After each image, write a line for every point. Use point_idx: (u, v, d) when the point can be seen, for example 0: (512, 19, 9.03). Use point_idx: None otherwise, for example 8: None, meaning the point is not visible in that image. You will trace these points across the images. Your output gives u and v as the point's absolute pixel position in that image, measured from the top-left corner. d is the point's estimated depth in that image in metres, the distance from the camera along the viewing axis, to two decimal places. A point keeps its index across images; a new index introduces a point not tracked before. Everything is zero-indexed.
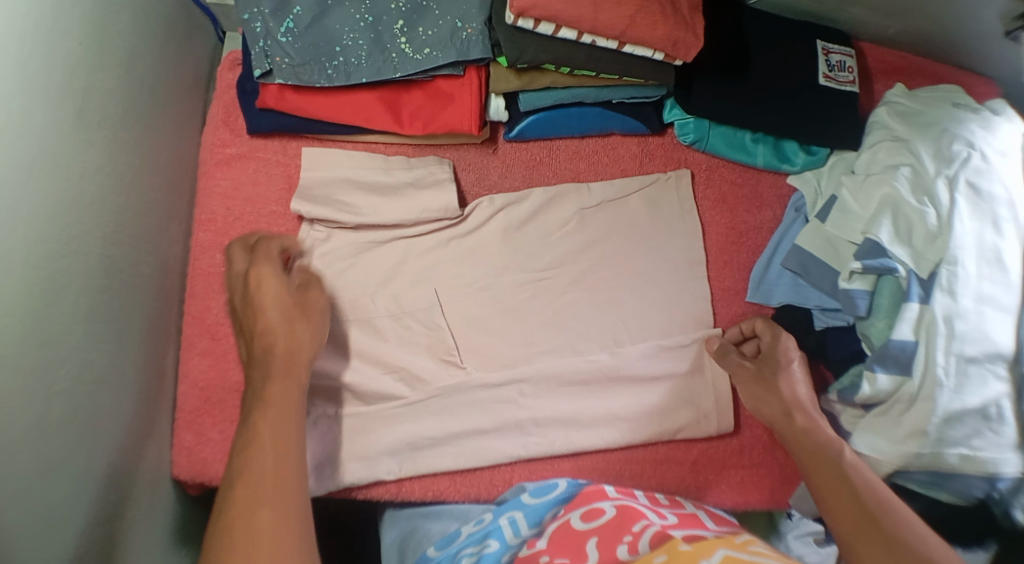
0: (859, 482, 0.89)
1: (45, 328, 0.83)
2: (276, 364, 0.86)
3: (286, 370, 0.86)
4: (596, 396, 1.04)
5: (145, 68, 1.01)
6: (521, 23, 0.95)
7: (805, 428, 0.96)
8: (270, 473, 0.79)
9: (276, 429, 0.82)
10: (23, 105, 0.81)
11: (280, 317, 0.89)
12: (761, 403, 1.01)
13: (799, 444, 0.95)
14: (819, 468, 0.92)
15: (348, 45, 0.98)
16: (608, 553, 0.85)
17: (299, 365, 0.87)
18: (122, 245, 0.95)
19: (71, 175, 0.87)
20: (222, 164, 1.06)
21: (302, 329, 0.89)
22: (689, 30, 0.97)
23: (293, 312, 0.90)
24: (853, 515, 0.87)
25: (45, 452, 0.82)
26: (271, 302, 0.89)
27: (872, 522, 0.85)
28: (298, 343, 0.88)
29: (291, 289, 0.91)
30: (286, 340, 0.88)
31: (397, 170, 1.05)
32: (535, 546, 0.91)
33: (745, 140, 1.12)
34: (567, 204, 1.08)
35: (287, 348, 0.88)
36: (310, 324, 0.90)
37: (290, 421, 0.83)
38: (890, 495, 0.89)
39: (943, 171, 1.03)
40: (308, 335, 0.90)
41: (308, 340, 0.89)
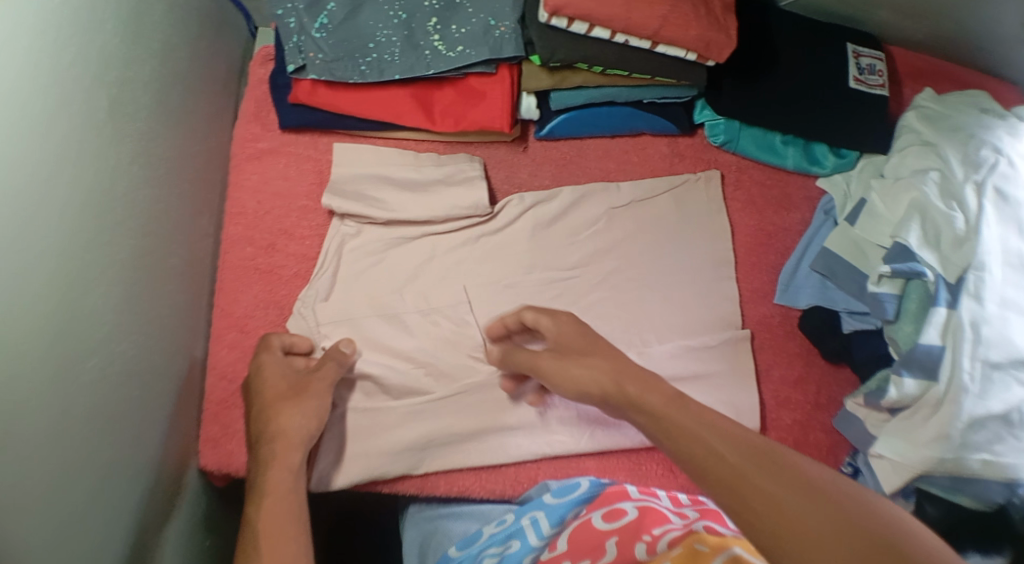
0: (803, 473, 0.71)
1: (77, 320, 0.83)
2: (276, 448, 0.88)
3: (286, 451, 0.88)
4: (470, 396, 1.00)
5: (177, 62, 1.01)
6: (555, 21, 0.96)
7: (639, 394, 0.80)
8: (280, 529, 0.83)
9: (273, 522, 0.83)
10: (57, 96, 0.81)
11: (274, 408, 0.90)
12: (550, 363, 0.87)
13: (638, 412, 0.80)
14: (689, 431, 0.76)
15: (381, 42, 0.99)
16: (626, 551, 0.90)
17: (296, 448, 0.89)
18: (153, 239, 0.95)
19: (105, 166, 0.87)
20: (252, 158, 1.07)
21: (294, 412, 0.90)
22: (722, 31, 0.97)
23: (284, 399, 0.91)
24: (747, 470, 0.72)
25: (74, 445, 0.82)
26: (271, 396, 0.91)
27: (784, 475, 0.71)
28: (289, 426, 0.89)
29: (288, 378, 0.93)
30: (278, 429, 0.89)
31: (427, 167, 1.05)
32: (557, 551, 0.94)
33: (774, 142, 1.13)
34: (596, 203, 1.08)
35: (284, 431, 0.89)
36: (307, 406, 0.91)
37: (287, 512, 0.84)
38: (844, 496, 0.69)
39: (971, 176, 1.02)
40: (299, 415, 0.90)
41: (303, 421, 0.90)
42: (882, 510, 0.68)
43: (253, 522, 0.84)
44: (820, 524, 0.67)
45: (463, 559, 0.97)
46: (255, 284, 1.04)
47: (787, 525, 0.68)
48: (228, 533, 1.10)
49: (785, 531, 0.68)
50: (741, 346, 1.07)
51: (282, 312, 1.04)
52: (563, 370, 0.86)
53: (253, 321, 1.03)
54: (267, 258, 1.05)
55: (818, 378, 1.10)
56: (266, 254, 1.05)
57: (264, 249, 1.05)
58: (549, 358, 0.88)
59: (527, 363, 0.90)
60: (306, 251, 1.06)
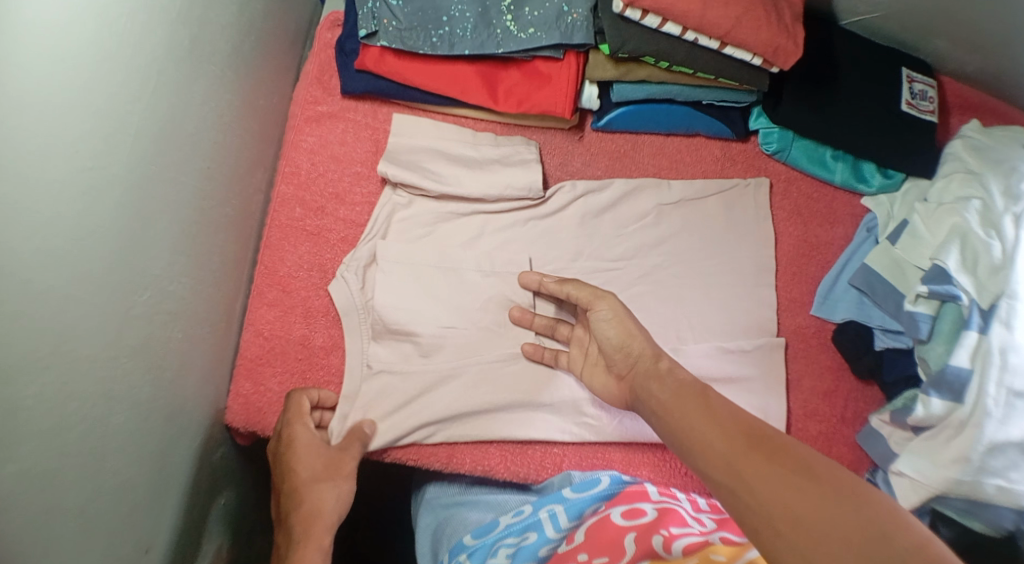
0: (796, 458, 0.74)
1: (133, 252, 0.83)
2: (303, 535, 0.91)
3: (313, 539, 0.91)
4: (509, 366, 1.02)
5: (251, 17, 1.02)
6: (628, 12, 0.97)
7: (669, 367, 0.87)
8: None
9: None
10: (148, 28, 0.82)
11: (305, 498, 0.93)
12: (610, 304, 0.94)
13: (661, 383, 0.86)
14: (694, 413, 0.81)
15: (455, 16, 1.02)
16: (644, 548, 0.89)
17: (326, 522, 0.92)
18: (210, 184, 0.96)
19: (177, 105, 0.88)
20: (311, 120, 1.08)
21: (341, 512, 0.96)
22: (790, 38, 0.99)
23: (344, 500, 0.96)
24: (741, 444, 0.77)
25: (117, 375, 0.82)
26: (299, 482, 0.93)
27: (771, 449, 0.76)
28: (324, 506, 0.93)
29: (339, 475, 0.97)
30: (310, 508, 0.92)
31: (484, 146, 1.07)
32: (574, 543, 0.93)
33: (826, 156, 1.14)
34: (646, 198, 1.10)
35: (315, 505, 0.92)
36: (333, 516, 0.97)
37: None
38: (831, 478, 0.72)
39: (1011, 208, 1.03)
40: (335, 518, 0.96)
41: (332, 493, 0.94)
42: (853, 477, 0.72)
43: None
44: (801, 491, 0.72)
45: (477, 549, 0.97)
46: (302, 244, 1.05)
47: (772, 494, 0.72)
48: (244, 491, 1.10)
49: (777, 517, 0.71)
50: (775, 353, 1.08)
51: (326, 275, 1.04)
52: (619, 315, 0.93)
53: (296, 280, 1.04)
54: (315, 220, 1.06)
55: (846, 393, 1.10)
56: (315, 216, 1.06)
57: (313, 211, 1.06)
58: (611, 302, 0.94)
59: (586, 294, 0.95)
60: (355, 218, 1.06)
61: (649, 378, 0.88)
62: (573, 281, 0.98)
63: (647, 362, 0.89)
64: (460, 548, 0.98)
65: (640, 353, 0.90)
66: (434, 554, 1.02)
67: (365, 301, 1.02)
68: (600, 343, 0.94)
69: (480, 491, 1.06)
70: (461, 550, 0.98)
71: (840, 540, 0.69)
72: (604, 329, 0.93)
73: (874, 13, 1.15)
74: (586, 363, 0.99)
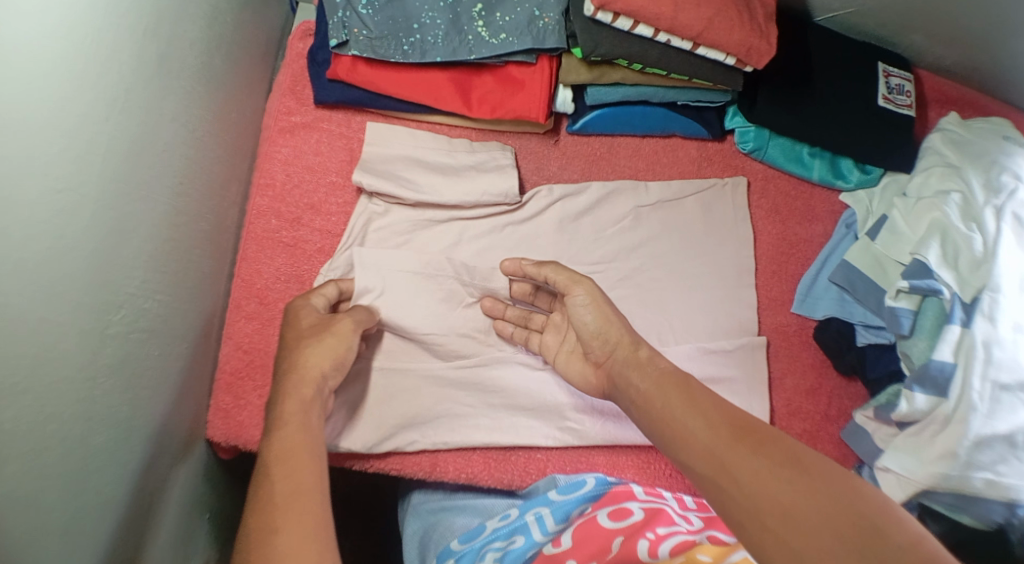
0: (783, 452, 0.74)
1: (107, 271, 0.83)
2: (293, 382, 0.85)
3: (301, 387, 0.84)
4: (488, 370, 1.02)
5: (221, 30, 1.02)
6: (600, 16, 0.97)
7: (648, 355, 0.86)
8: (295, 446, 0.79)
9: (296, 438, 0.80)
10: (115, 45, 0.82)
11: (303, 343, 0.88)
12: (587, 288, 0.93)
13: (641, 371, 0.85)
14: (680, 404, 0.80)
15: (426, 23, 1.01)
16: (630, 549, 0.88)
17: (314, 386, 0.85)
18: (185, 199, 0.95)
19: (148, 120, 0.87)
20: (285, 131, 1.08)
21: (317, 350, 0.87)
22: (763, 38, 0.98)
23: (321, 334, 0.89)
24: (729, 437, 0.76)
25: (94, 397, 0.81)
26: (295, 337, 0.89)
27: (760, 442, 0.75)
28: (310, 362, 0.86)
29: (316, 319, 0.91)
30: (298, 361, 0.86)
31: (460, 153, 1.07)
32: (561, 546, 0.93)
33: (802, 153, 1.14)
34: (624, 200, 1.09)
35: (306, 368, 0.86)
36: (330, 344, 0.88)
37: (306, 428, 0.81)
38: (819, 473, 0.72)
39: (991, 201, 1.03)
40: (318, 352, 0.87)
41: (327, 363, 0.87)
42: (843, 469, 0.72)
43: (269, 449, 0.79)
44: (794, 486, 0.71)
45: (464, 553, 0.96)
46: (279, 256, 1.04)
47: (764, 491, 0.72)
48: (229, 505, 1.10)
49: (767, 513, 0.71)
50: (757, 352, 1.07)
51: (304, 286, 1.04)
52: (595, 299, 0.92)
53: (274, 293, 1.03)
54: (292, 232, 1.05)
55: (830, 390, 1.10)
56: (291, 228, 1.05)
57: (290, 222, 1.06)
58: (589, 286, 0.93)
59: (564, 278, 0.94)
60: (332, 228, 1.06)
61: (627, 366, 0.87)
62: (551, 262, 0.97)
63: (625, 349, 0.88)
64: (447, 554, 0.97)
65: (618, 340, 0.89)
66: (422, 557, 1.01)
67: None
68: (577, 328, 0.93)
69: (467, 495, 1.05)
70: (448, 555, 0.97)
71: (837, 535, 0.68)
72: (581, 314, 0.93)
73: (849, 8, 1.15)
74: (563, 351, 0.99)
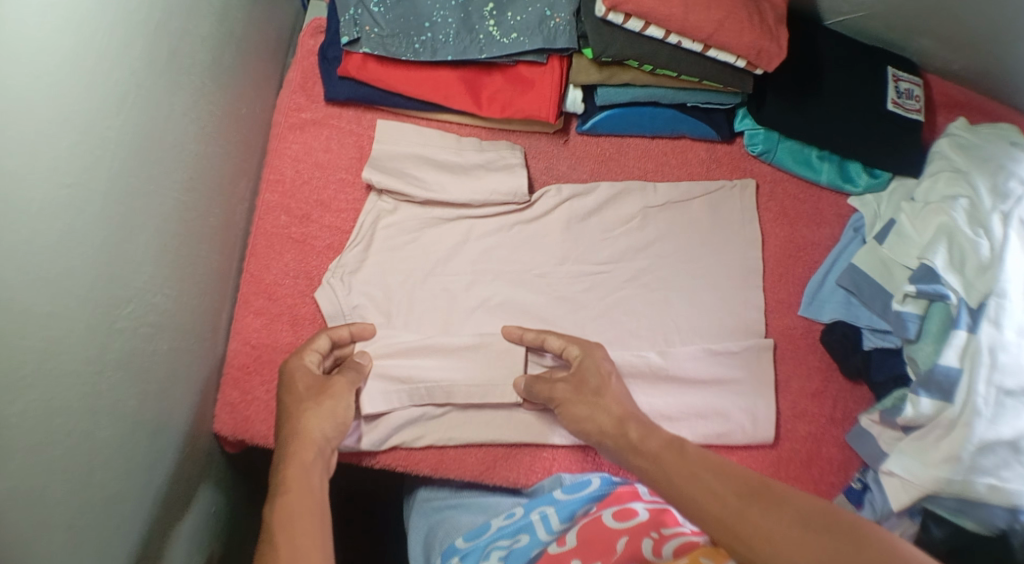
0: (789, 504, 0.75)
1: (117, 264, 0.83)
2: (294, 446, 0.86)
3: (300, 451, 0.86)
4: None
5: (232, 26, 1.02)
6: (611, 16, 0.97)
7: (640, 437, 0.86)
8: (297, 513, 0.81)
9: (298, 504, 0.81)
10: (126, 40, 0.82)
11: (302, 406, 0.89)
12: (563, 395, 0.93)
13: (638, 452, 0.85)
14: (680, 473, 0.81)
15: (437, 22, 1.02)
16: (634, 549, 0.88)
17: (318, 446, 0.87)
18: (193, 194, 0.95)
19: (158, 115, 0.88)
20: (295, 128, 1.08)
21: (316, 416, 0.89)
22: (774, 40, 0.98)
23: (314, 399, 0.90)
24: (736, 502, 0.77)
25: (102, 388, 0.82)
26: (294, 401, 0.90)
27: (767, 498, 0.76)
28: (318, 422, 0.88)
29: (311, 379, 0.92)
30: (300, 427, 0.88)
31: (468, 151, 1.07)
32: (565, 545, 0.93)
33: (811, 156, 1.14)
34: (632, 201, 1.10)
35: (305, 433, 0.87)
36: (328, 408, 0.90)
37: (309, 495, 0.83)
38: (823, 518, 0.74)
39: (998, 206, 1.03)
40: (315, 417, 0.89)
41: (325, 427, 0.89)
42: (854, 516, 0.73)
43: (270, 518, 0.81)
44: (808, 536, 0.73)
45: (469, 551, 0.97)
46: (288, 252, 1.04)
47: (773, 548, 0.73)
48: (235, 499, 1.10)
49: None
50: (763, 354, 1.07)
51: (312, 283, 1.04)
52: (572, 401, 0.92)
53: (282, 288, 1.03)
54: (301, 228, 1.05)
55: (835, 394, 1.10)
56: (300, 224, 1.05)
57: (299, 218, 1.06)
58: (566, 386, 0.93)
59: (544, 387, 0.95)
60: (341, 224, 1.06)
61: (622, 451, 0.87)
62: (549, 333, 0.98)
63: (616, 436, 0.88)
64: (451, 552, 0.98)
65: (604, 426, 0.89)
66: (426, 556, 1.01)
67: (350, 307, 1.02)
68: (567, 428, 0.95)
69: (473, 493, 1.06)
70: (452, 554, 0.98)
71: None
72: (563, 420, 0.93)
73: (858, 12, 1.15)
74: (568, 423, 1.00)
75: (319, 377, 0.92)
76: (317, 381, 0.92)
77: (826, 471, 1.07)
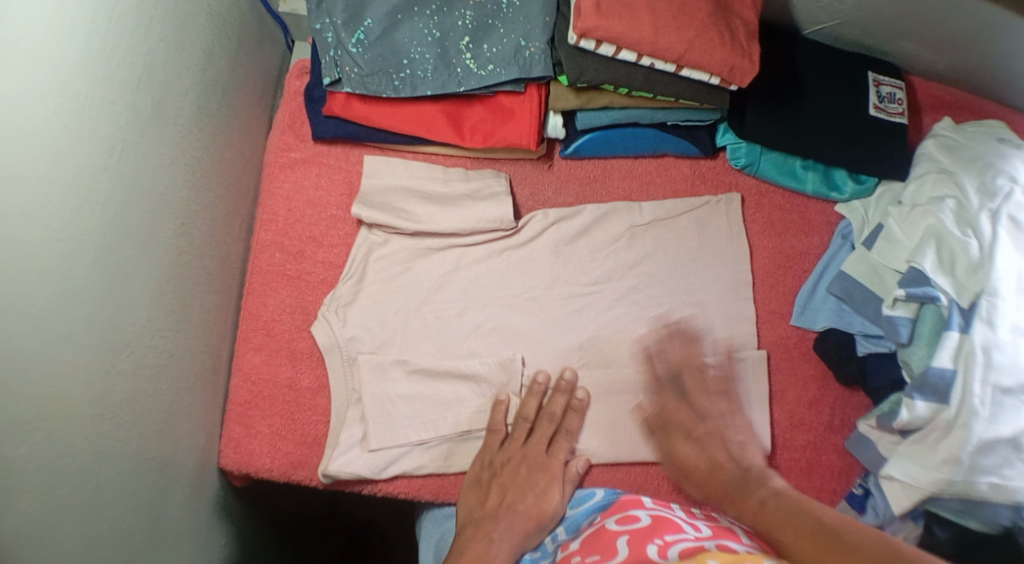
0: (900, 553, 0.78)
1: (114, 311, 0.86)
2: (502, 500, 0.98)
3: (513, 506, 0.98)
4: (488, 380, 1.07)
5: (217, 73, 1.06)
6: (583, 43, 0.98)
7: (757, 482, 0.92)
8: None
9: None
10: (112, 99, 0.86)
11: (522, 493, 0.99)
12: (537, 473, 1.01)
13: (742, 505, 0.90)
14: (783, 514, 0.86)
15: (415, 58, 1.03)
16: (637, 552, 0.85)
17: (544, 518, 0.98)
18: (187, 238, 0.99)
19: (145, 166, 0.91)
20: (285, 167, 1.11)
21: (552, 494, 0.99)
22: (746, 56, 0.99)
23: (530, 478, 1.00)
24: (807, 536, 0.82)
25: (105, 430, 0.85)
26: (503, 479, 1.00)
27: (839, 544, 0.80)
28: (542, 506, 0.99)
29: (539, 460, 1.01)
30: (507, 503, 0.98)
31: (455, 181, 1.09)
32: (568, 549, 0.93)
33: (796, 166, 1.15)
34: (618, 221, 1.12)
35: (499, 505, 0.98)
36: (549, 489, 1.00)
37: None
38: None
39: (986, 205, 1.03)
40: (537, 501, 0.99)
41: (553, 498, 0.99)
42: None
43: None
44: None
45: None
46: (284, 289, 1.07)
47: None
48: (246, 530, 1.14)
49: None
50: (757, 365, 1.09)
51: (309, 318, 1.07)
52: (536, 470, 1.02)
53: (280, 325, 1.06)
54: (295, 265, 1.08)
55: (832, 401, 1.11)
56: (294, 261, 1.08)
57: (293, 255, 1.09)
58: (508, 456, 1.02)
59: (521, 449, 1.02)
60: (334, 260, 1.09)
61: (734, 491, 0.92)
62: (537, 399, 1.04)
63: (735, 483, 0.93)
64: None
65: (709, 462, 0.97)
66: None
67: (346, 340, 1.04)
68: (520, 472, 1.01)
69: None
70: None
71: None
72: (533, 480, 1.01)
73: (835, 20, 1.15)
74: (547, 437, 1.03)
75: (519, 461, 1.01)
76: (529, 466, 1.01)
77: (827, 479, 1.08)
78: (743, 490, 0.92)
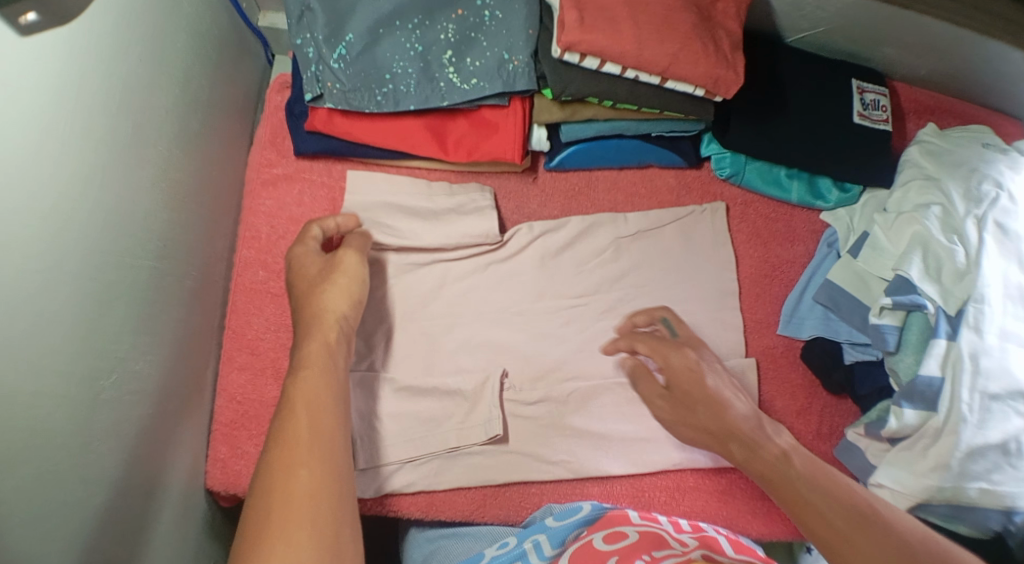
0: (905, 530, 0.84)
1: (100, 337, 0.85)
2: (307, 337, 0.92)
3: (320, 334, 0.92)
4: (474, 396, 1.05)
5: (197, 90, 1.04)
6: (567, 57, 0.98)
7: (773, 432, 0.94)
8: (303, 437, 0.82)
9: (312, 394, 0.86)
10: (91, 122, 0.84)
11: (315, 290, 0.95)
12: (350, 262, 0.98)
13: (754, 456, 0.92)
14: (811, 486, 0.88)
15: (398, 73, 1.02)
16: None
17: (336, 329, 0.93)
18: (169, 259, 0.97)
19: (126, 188, 0.89)
20: (267, 184, 1.10)
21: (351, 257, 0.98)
22: (730, 68, 0.99)
23: (318, 281, 0.96)
24: (841, 516, 0.84)
25: (92, 459, 0.84)
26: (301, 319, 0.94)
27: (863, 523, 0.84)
28: (325, 312, 0.94)
29: (317, 262, 0.98)
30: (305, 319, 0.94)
31: (439, 196, 1.08)
32: None
33: (779, 175, 1.15)
34: (603, 233, 1.11)
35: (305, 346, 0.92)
36: (341, 284, 0.96)
37: (323, 388, 0.87)
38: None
39: (971, 211, 1.04)
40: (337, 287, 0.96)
41: (342, 303, 0.95)
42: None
43: (284, 430, 0.84)
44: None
45: None
46: (268, 307, 1.06)
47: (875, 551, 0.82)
48: None
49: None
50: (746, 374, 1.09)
51: None
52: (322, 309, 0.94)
53: (264, 343, 1.05)
54: (279, 282, 1.07)
55: (820, 409, 1.11)
56: (278, 279, 1.07)
57: (276, 272, 1.08)
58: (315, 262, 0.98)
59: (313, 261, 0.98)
60: None
61: (753, 444, 0.93)
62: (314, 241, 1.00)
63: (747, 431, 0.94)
64: None
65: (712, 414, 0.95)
66: None
67: None
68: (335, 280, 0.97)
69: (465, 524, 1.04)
70: None
71: None
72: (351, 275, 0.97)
73: (818, 28, 1.15)
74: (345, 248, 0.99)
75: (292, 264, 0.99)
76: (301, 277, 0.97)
77: None
78: (756, 443, 0.92)
